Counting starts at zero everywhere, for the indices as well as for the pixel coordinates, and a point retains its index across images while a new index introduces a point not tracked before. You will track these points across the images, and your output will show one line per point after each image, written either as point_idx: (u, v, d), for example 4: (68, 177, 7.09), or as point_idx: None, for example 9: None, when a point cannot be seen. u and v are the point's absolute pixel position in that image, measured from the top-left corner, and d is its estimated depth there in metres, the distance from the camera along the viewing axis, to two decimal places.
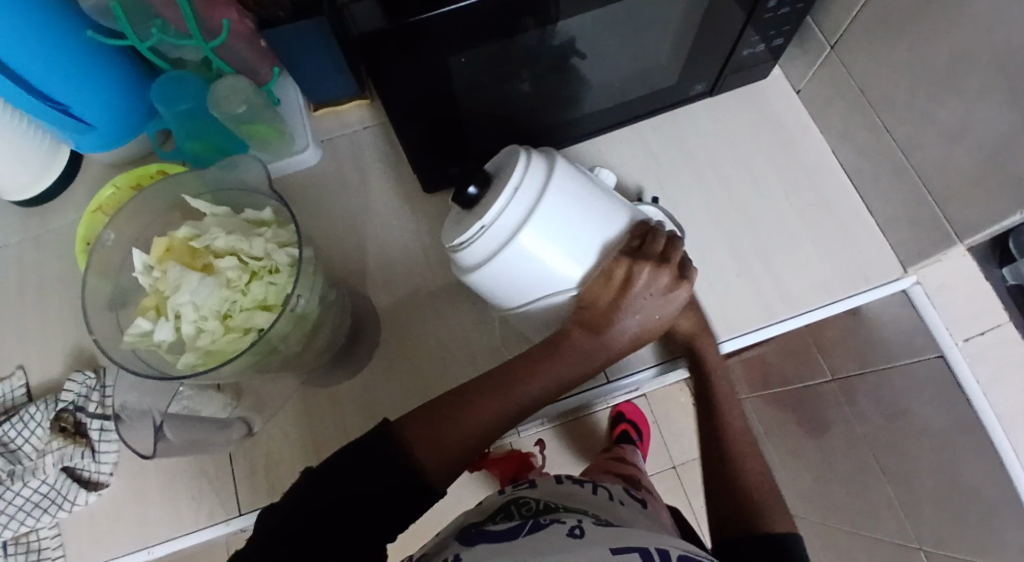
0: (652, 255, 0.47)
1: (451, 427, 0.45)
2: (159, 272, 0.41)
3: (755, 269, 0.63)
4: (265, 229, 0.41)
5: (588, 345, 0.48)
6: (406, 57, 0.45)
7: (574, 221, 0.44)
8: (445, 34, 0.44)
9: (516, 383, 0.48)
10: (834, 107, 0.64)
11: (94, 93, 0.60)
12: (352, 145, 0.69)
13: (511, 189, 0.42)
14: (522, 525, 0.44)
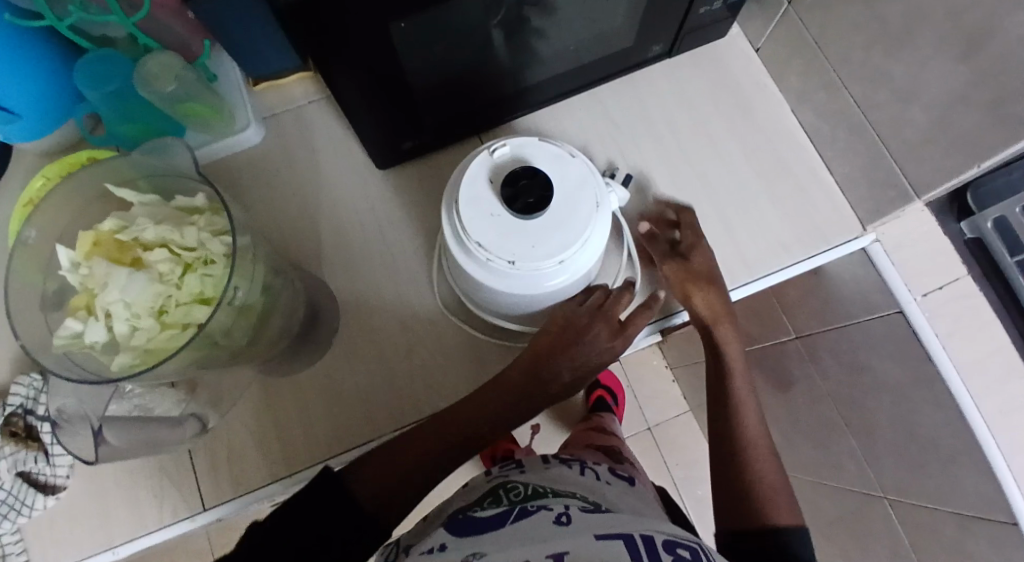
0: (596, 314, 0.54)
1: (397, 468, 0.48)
2: (87, 269, 0.38)
3: (717, 233, 0.63)
4: (198, 217, 0.39)
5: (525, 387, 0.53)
6: (341, 24, 0.42)
7: (576, 273, 0.46)
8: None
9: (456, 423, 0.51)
10: (791, 64, 0.63)
11: (15, 80, 0.55)
12: (297, 120, 0.65)
13: (556, 260, 0.43)
14: (511, 512, 0.46)
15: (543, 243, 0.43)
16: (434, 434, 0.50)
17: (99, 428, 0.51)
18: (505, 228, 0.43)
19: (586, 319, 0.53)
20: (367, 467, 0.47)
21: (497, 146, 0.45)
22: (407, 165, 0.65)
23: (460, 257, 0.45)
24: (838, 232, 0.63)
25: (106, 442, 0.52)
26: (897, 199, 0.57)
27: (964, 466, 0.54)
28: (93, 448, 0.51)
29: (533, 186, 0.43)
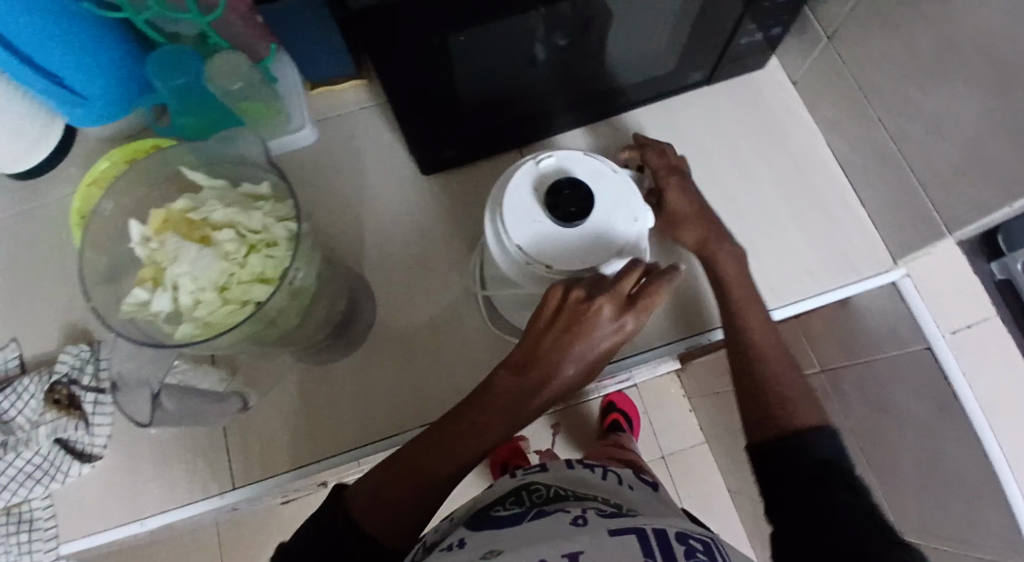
0: (587, 286, 0.44)
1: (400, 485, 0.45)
2: (157, 243, 0.41)
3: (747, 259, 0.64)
4: (263, 203, 0.42)
5: (520, 388, 0.46)
6: (407, 32, 0.45)
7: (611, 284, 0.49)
8: (444, 11, 0.44)
9: (455, 438, 0.46)
10: (828, 98, 0.65)
11: (90, 67, 0.59)
12: (348, 124, 0.69)
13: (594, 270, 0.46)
14: (528, 513, 0.47)
15: (581, 251, 0.45)
16: (439, 444, 0.46)
17: (157, 393, 0.56)
18: (546, 235, 0.45)
19: (580, 307, 0.44)
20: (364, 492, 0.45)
21: (544, 156, 0.47)
22: (449, 172, 0.67)
23: (501, 261, 0.48)
24: (866, 264, 0.64)
25: (159, 406, 0.57)
26: (928, 234, 0.58)
27: (985, 507, 0.53)
28: (147, 412, 0.56)
29: (575, 197, 0.45)
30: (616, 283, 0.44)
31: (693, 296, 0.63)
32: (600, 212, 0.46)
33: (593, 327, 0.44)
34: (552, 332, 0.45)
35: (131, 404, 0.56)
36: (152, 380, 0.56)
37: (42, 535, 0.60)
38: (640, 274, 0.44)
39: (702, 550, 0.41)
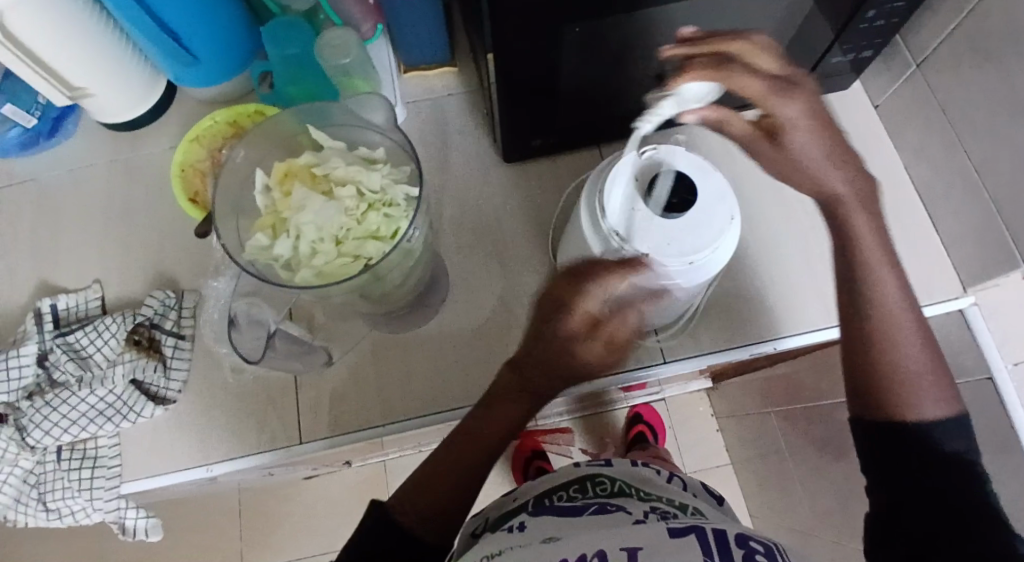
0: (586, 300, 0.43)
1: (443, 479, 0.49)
2: (281, 193, 0.43)
3: (821, 273, 0.65)
4: (382, 165, 0.44)
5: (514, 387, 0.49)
6: (532, 20, 0.47)
7: (692, 276, 0.49)
8: (571, 2, 0.47)
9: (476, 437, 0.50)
10: (909, 124, 0.66)
11: (207, 29, 0.62)
12: (436, 108, 0.72)
13: (680, 254, 0.46)
14: (588, 507, 0.46)
15: (679, 241, 0.47)
16: (482, 440, 0.50)
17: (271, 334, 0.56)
18: (644, 221, 0.47)
19: (598, 323, 0.43)
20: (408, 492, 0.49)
21: (647, 148, 0.49)
22: (530, 163, 0.70)
23: (593, 241, 0.50)
24: (937, 289, 0.64)
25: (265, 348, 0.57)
26: (1001, 263, 0.59)
27: None
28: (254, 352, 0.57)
29: (678, 190, 0.48)
30: (587, 297, 0.43)
31: (766, 305, 0.64)
32: (699, 207, 0.48)
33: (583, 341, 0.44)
34: (568, 338, 0.44)
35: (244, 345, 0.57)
36: (269, 322, 0.56)
37: (106, 472, 0.61)
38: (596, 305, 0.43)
39: (763, 552, 0.36)
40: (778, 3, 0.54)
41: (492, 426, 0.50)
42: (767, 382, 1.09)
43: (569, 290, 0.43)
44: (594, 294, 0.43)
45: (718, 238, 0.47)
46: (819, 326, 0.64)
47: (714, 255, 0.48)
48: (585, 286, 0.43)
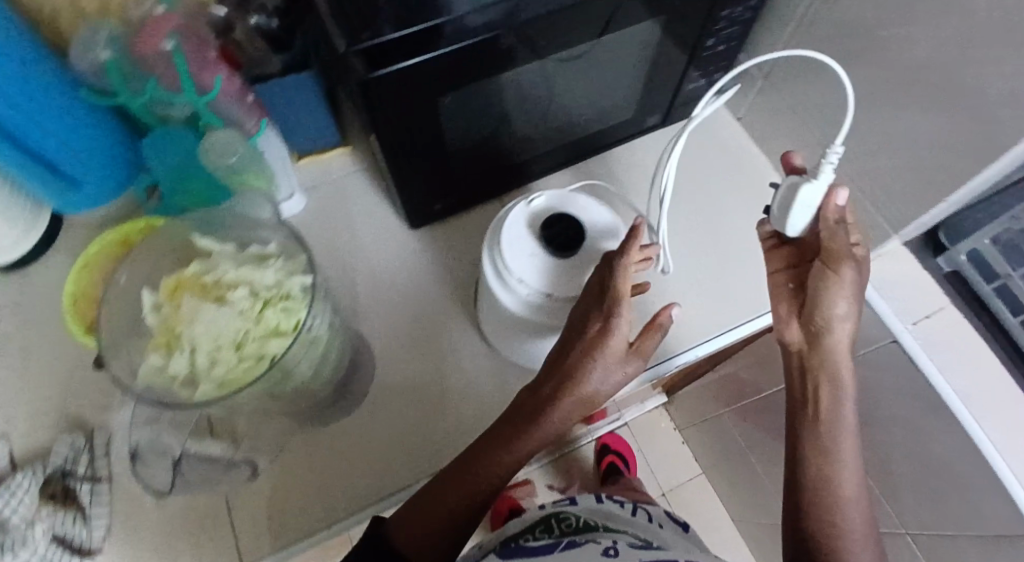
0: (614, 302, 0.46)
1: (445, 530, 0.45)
2: (171, 308, 0.43)
3: (729, 275, 0.69)
4: (274, 260, 0.43)
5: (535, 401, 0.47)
6: (402, 98, 0.50)
7: None
8: (437, 76, 0.49)
9: (498, 450, 0.46)
10: (769, 129, 0.73)
11: (84, 154, 0.61)
12: (332, 190, 0.72)
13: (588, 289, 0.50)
14: (559, 544, 0.45)
15: (572, 279, 0.50)
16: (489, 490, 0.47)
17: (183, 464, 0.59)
18: (546, 264, 0.50)
19: (616, 365, 0.46)
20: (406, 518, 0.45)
21: (534, 196, 0.52)
22: (436, 226, 0.71)
23: (505, 296, 0.52)
24: None
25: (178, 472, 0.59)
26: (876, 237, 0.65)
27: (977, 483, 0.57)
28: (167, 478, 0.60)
29: (568, 228, 0.51)
30: (619, 327, 0.45)
31: (685, 316, 0.67)
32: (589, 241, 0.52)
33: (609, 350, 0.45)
34: (583, 359, 0.45)
35: (152, 474, 0.60)
36: (172, 448, 0.60)
37: None
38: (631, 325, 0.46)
39: None
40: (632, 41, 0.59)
41: (494, 468, 0.46)
42: (716, 384, 1.12)
43: (615, 320, 0.45)
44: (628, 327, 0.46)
45: None
46: (741, 321, 0.67)
47: None
48: (623, 315, 0.45)
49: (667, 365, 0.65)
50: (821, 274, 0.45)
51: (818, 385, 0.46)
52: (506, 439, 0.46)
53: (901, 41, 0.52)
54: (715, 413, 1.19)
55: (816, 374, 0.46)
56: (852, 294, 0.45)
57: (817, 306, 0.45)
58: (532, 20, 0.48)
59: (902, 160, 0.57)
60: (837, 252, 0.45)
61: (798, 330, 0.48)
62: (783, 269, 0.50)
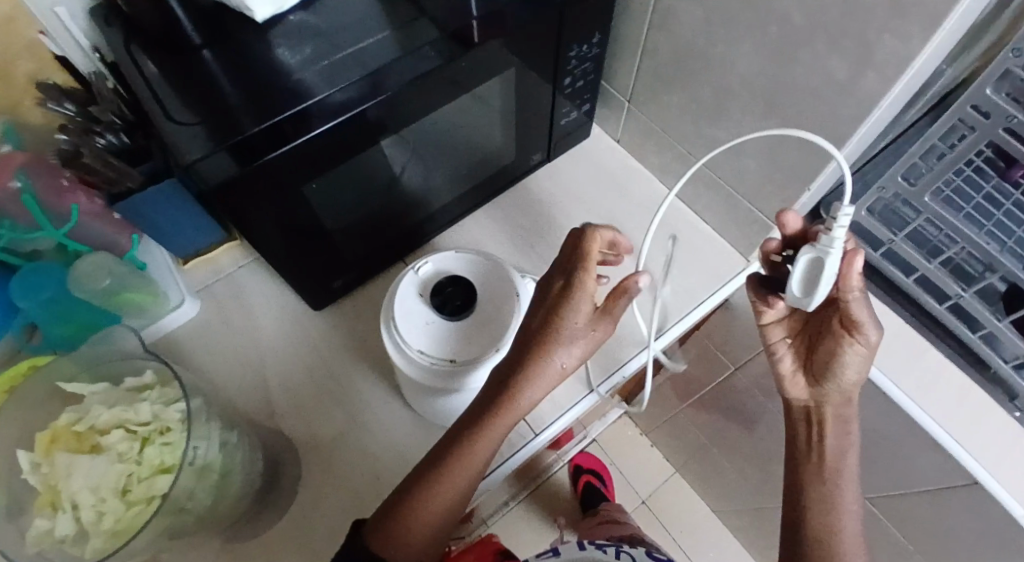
0: (574, 264, 0.48)
1: (436, 516, 0.47)
2: (46, 467, 0.42)
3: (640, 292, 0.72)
4: (149, 393, 0.43)
5: (501, 376, 0.48)
6: (272, 187, 0.51)
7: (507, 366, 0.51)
8: (301, 156, 0.51)
9: (472, 436, 0.47)
10: (646, 146, 0.76)
11: None
12: (231, 286, 0.71)
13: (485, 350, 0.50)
14: None
15: (473, 342, 0.50)
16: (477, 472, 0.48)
17: None
18: (439, 331, 0.50)
19: (583, 328, 0.48)
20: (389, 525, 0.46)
21: (421, 264, 0.52)
22: (346, 301, 0.70)
23: (410, 371, 0.50)
24: (727, 269, 0.73)
25: None
26: (760, 230, 0.68)
27: None
28: None
29: (457, 291, 0.51)
30: (583, 285, 0.47)
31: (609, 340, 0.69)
32: (485, 304, 0.51)
33: (573, 309, 0.47)
34: (549, 324, 0.47)
35: None
36: None
37: None
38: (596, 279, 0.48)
39: None
40: (491, 90, 0.63)
41: (477, 451, 0.47)
42: (664, 388, 1.14)
43: (578, 282, 0.47)
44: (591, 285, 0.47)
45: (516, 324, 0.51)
46: (665, 332, 0.69)
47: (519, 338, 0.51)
48: (585, 277, 0.47)
49: (614, 378, 0.67)
50: (836, 347, 0.50)
51: (824, 427, 0.54)
52: (485, 416, 0.48)
53: (728, 53, 0.56)
54: (672, 413, 1.21)
55: (821, 427, 0.54)
56: (860, 359, 0.50)
57: (834, 374, 0.52)
58: (395, 94, 0.53)
59: (760, 159, 0.61)
60: (861, 324, 0.47)
61: (805, 389, 0.55)
62: (791, 330, 0.55)
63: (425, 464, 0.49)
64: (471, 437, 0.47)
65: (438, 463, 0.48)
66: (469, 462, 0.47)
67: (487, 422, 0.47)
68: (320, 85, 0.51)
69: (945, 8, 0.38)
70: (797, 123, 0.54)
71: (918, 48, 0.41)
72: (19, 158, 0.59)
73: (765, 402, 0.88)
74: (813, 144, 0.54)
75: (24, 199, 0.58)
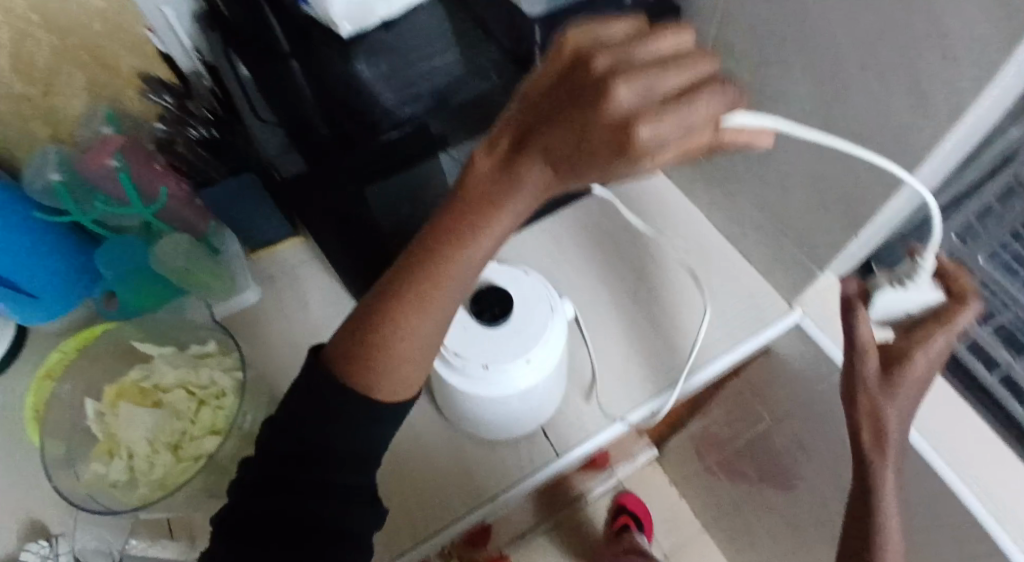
0: (640, 37, 0.29)
1: (405, 343, 0.37)
2: (111, 415, 0.46)
3: (693, 317, 0.73)
4: (211, 360, 0.47)
5: (482, 173, 0.32)
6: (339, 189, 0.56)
7: (530, 375, 0.52)
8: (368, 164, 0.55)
9: (441, 257, 0.35)
10: (696, 184, 0.78)
11: (39, 267, 0.65)
12: (288, 277, 0.75)
13: (509, 357, 0.51)
14: None
15: (500, 347, 0.51)
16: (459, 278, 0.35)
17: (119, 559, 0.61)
18: (471, 336, 0.52)
19: (604, 73, 0.28)
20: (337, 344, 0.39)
21: None
22: None
23: (442, 372, 0.53)
24: (772, 312, 0.72)
25: None
26: (804, 275, 0.68)
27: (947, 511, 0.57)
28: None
29: (494, 301, 0.53)
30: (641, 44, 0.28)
31: (652, 363, 0.70)
32: (515, 315, 0.53)
33: (606, 68, 0.27)
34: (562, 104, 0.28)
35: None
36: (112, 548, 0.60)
37: None
38: (671, 49, 0.28)
39: None
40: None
41: (437, 276, 0.35)
42: (696, 433, 1.12)
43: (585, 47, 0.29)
44: (647, 35, 0.29)
45: (540, 338, 0.52)
46: (716, 356, 0.70)
47: (545, 348, 0.52)
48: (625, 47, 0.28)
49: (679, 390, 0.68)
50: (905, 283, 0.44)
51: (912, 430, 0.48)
52: (461, 207, 0.33)
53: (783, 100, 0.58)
54: (704, 462, 1.18)
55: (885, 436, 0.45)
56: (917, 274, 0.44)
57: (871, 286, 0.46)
58: (461, 109, 0.57)
59: (808, 205, 0.62)
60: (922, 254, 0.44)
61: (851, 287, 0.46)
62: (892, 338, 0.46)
63: (382, 283, 0.38)
64: (441, 242, 0.34)
65: (405, 281, 0.36)
66: (446, 279, 0.35)
67: (457, 215, 0.33)
68: (391, 99, 0.56)
69: (992, 62, 0.39)
70: (844, 170, 0.55)
71: (968, 101, 0.42)
72: (121, 141, 0.65)
73: (801, 456, 0.86)
74: (859, 191, 0.55)
75: (118, 179, 0.63)
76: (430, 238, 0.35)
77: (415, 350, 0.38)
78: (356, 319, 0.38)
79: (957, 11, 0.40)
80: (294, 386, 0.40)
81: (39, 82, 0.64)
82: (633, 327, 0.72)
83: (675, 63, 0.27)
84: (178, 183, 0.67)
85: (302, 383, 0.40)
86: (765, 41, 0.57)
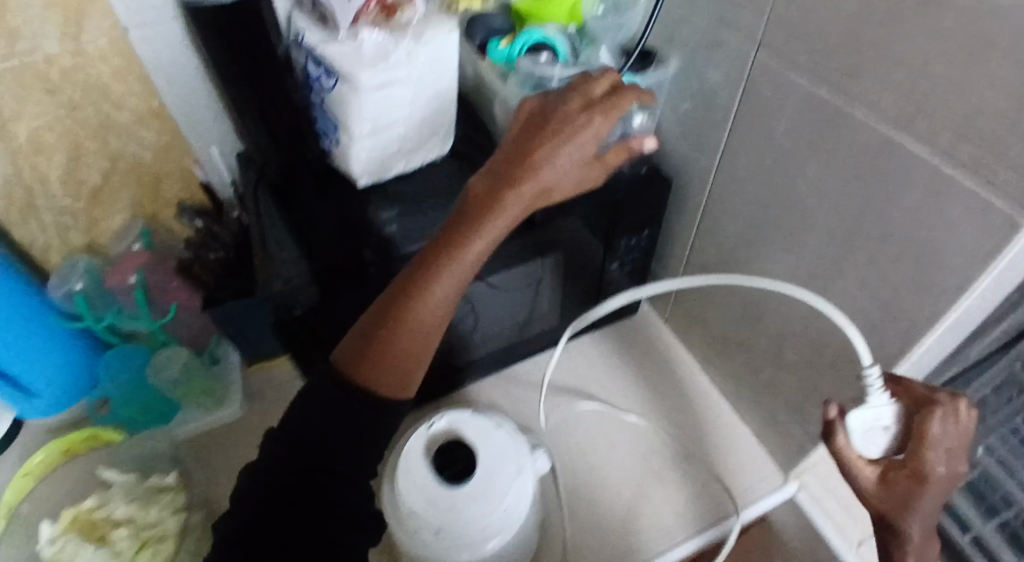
0: (586, 96, 0.47)
1: (417, 326, 0.43)
2: (58, 545, 0.53)
3: (686, 478, 0.71)
4: (162, 498, 0.56)
5: (484, 196, 0.44)
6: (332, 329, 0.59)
7: (484, 537, 0.51)
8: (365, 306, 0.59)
9: (459, 245, 0.43)
10: (693, 335, 0.80)
11: (44, 365, 0.66)
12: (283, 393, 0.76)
13: (456, 524, 0.50)
14: None
15: (452, 511, 0.50)
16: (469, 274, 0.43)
17: None
18: (424, 494, 0.50)
19: (578, 113, 0.46)
20: (365, 335, 0.43)
21: (436, 419, 0.55)
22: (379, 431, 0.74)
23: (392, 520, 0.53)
24: (767, 483, 0.70)
25: None
26: (802, 443, 0.67)
27: None
28: None
29: (457, 461, 0.53)
30: (592, 119, 0.46)
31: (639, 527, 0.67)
32: (476, 478, 0.51)
33: (571, 119, 0.46)
34: (539, 136, 0.46)
35: None
36: None
37: None
38: (612, 81, 0.49)
39: None
40: (544, 267, 0.71)
41: (459, 269, 0.43)
42: None
43: (561, 111, 0.46)
44: (600, 117, 0.46)
45: (496, 505, 0.50)
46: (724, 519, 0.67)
47: (500, 515, 0.51)
48: (586, 120, 0.46)
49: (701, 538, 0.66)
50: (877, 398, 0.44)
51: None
52: (482, 203, 0.44)
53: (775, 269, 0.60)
54: None
55: None
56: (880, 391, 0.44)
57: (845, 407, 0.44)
58: None
59: (799, 374, 0.62)
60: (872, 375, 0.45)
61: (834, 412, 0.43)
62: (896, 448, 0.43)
63: (399, 282, 0.44)
64: (461, 235, 0.43)
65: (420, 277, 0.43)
66: (462, 266, 0.43)
67: (473, 210, 0.44)
68: (404, 239, 0.59)
69: (971, 274, 0.43)
70: (827, 346, 0.57)
71: (947, 302, 0.45)
72: (143, 258, 0.70)
73: None
74: (847, 369, 0.55)
75: (131, 292, 0.69)
76: (446, 236, 0.44)
77: (423, 339, 0.43)
78: (381, 314, 0.43)
79: (932, 222, 0.44)
80: (303, 396, 0.43)
81: (85, 196, 0.70)
82: (621, 484, 0.70)
83: (609, 99, 0.47)
84: (186, 300, 0.71)
85: (316, 392, 0.42)
86: (752, 216, 0.62)
